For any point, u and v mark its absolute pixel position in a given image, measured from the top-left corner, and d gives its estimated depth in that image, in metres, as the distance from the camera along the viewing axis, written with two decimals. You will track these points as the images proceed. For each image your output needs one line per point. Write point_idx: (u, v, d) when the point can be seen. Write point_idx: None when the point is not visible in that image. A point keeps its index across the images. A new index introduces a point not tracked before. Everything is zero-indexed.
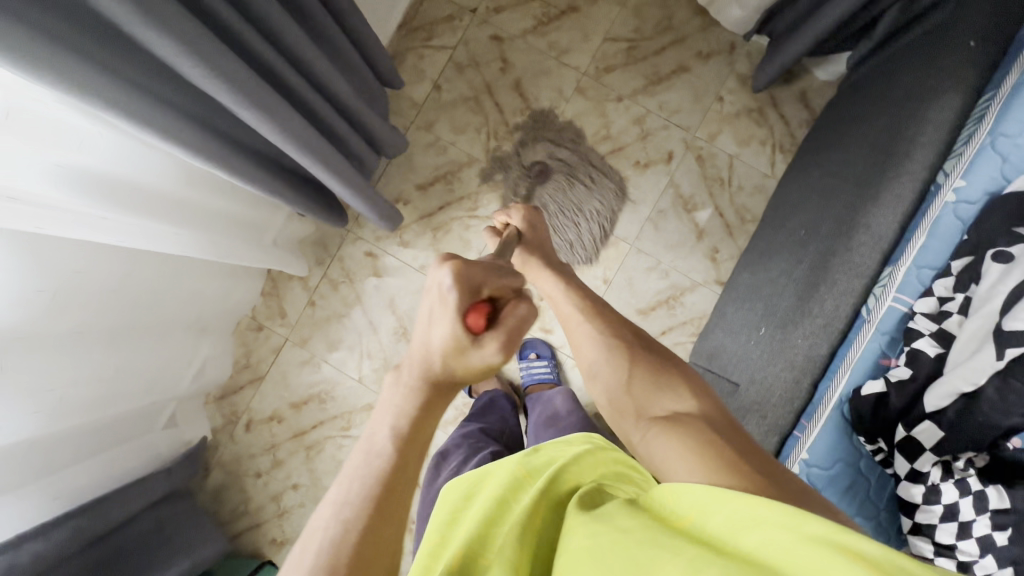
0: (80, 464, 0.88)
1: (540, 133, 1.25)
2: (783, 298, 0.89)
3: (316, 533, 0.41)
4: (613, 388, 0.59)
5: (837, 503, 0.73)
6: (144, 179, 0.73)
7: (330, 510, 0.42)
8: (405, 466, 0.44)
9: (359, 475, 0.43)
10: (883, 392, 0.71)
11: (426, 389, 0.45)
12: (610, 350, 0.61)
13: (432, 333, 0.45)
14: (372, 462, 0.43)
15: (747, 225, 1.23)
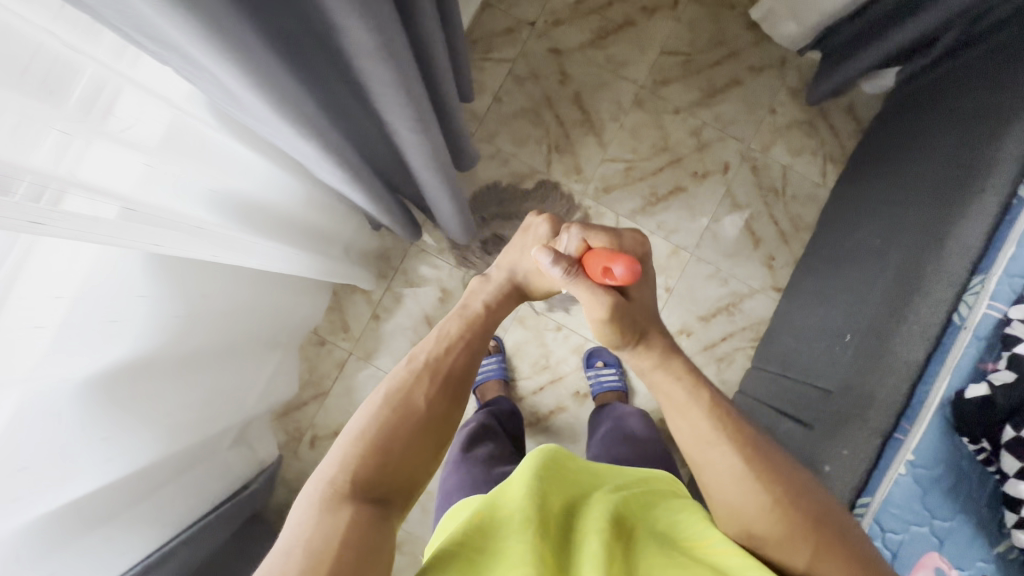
0: (176, 488, 0.86)
1: (600, 145, 1.28)
2: (865, 305, 0.93)
3: (389, 386, 0.66)
4: (720, 480, 0.61)
5: (942, 501, 0.78)
6: (270, 199, 0.75)
7: (393, 390, 0.66)
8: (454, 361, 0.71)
9: (423, 381, 0.67)
10: (989, 394, 0.76)
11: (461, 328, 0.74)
12: (727, 443, 0.62)
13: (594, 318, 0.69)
14: (435, 377, 0.68)
15: (801, 233, 1.27)
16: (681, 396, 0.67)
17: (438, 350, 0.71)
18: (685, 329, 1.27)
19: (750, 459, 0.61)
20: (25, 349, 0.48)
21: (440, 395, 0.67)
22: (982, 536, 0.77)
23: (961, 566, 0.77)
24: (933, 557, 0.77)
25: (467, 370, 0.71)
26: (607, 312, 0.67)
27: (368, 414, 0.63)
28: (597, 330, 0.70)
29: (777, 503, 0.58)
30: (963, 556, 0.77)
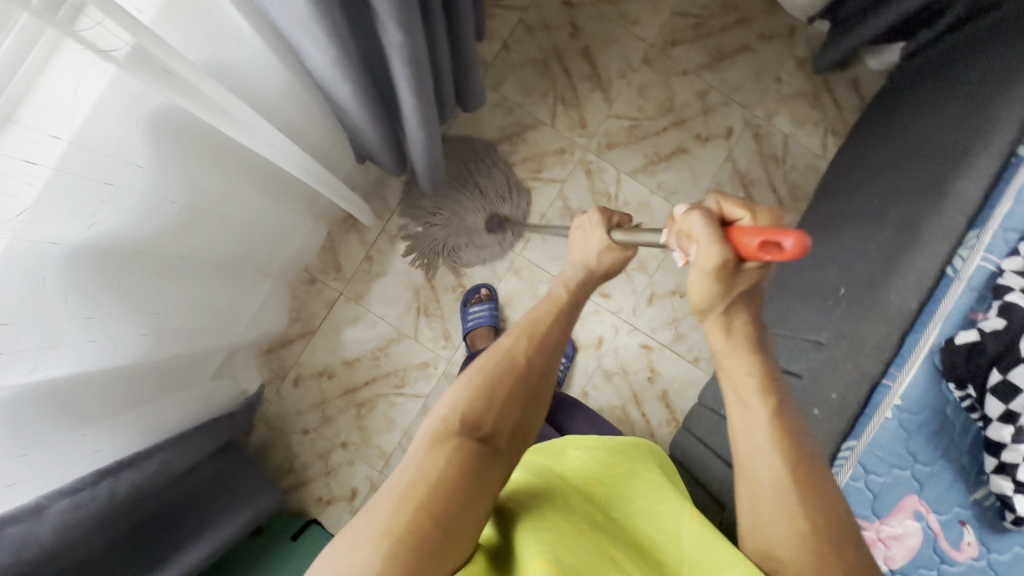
0: (152, 404, 0.82)
1: (606, 101, 1.28)
2: (859, 261, 0.94)
3: (493, 351, 0.66)
4: (756, 483, 0.57)
5: (926, 446, 0.79)
6: (270, 95, 0.73)
7: (493, 356, 0.65)
8: (566, 320, 0.72)
9: (513, 350, 0.66)
10: (977, 340, 0.77)
11: (578, 289, 0.74)
12: (778, 436, 0.57)
13: (698, 270, 0.53)
14: (523, 347, 0.66)
15: (798, 202, 1.29)
16: (742, 367, 0.60)
17: (538, 329, 0.69)
18: (678, 290, 1.28)
19: (779, 443, 0.57)
20: (16, 184, 0.46)
21: (534, 366, 0.66)
22: (960, 483, 0.79)
23: (939, 510, 0.79)
24: (913, 500, 0.79)
25: (554, 346, 0.69)
26: (716, 285, 0.54)
27: (473, 378, 0.63)
28: (702, 301, 0.57)
29: (776, 479, 0.56)
30: (941, 501, 0.79)
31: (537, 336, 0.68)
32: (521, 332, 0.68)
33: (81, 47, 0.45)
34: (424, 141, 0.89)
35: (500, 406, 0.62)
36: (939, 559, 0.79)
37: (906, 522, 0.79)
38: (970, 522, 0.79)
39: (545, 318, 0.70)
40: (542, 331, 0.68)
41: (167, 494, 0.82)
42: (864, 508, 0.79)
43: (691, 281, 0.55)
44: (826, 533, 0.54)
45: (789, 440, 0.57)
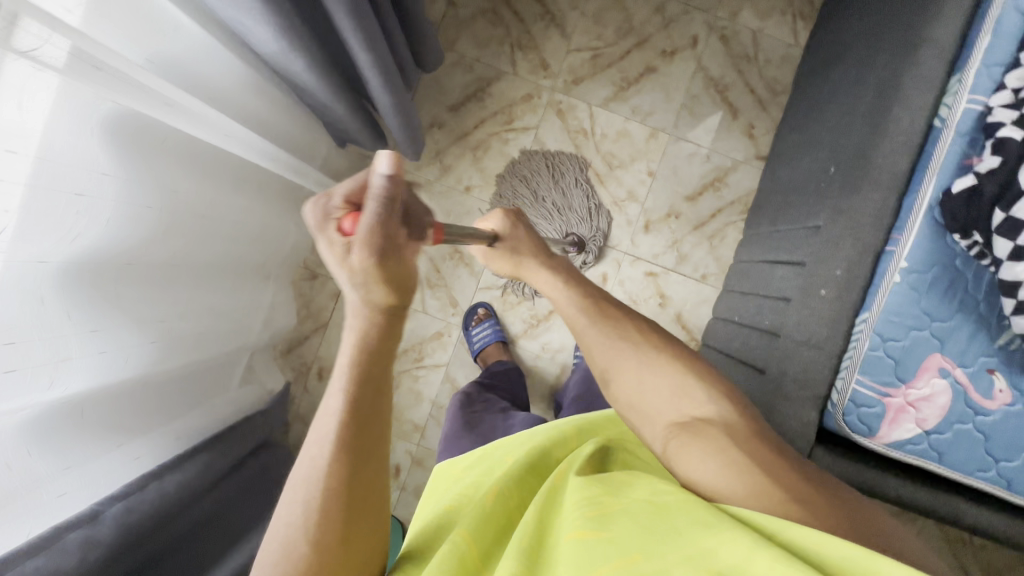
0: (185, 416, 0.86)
1: (563, 37, 1.25)
2: (845, 136, 0.91)
3: (309, 458, 0.49)
4: (632, 387, 0.69)
5: (940, 303, 0.78)
6: (225, 83, 0.73)
7: (314, 455, 0.49)
8: (367, 415, 0.50)
9: (331, 427, 0.48)
10: (975, 184, 0.74)
11: (377, 321, 0.49)
12: (618, 337, 0.72)
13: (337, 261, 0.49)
14: (341, 417, 0.49)
15: (778, 96, 1.25)
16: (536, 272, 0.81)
17: (348, 375, 0.49)
18: (673, 211, 1.26)
19: (604, 326, 0.73)
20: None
21: (369, 423, 0.50)
22: (983, 332, 0.78)
23: (965, 363, 0.78)
24: (936, 358, 0.78)
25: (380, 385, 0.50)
26: (370, 260, 0.46)
27: (301, 510, 0.48)
28: (369, 306, 0.48)
29: (598, 342, 0.72)
30: (965, 354, 0.78)
31: (348, 380, 0.49)
32: (357, 321, 0.49)
33: (24, 61, 0.45)
34: (398, 116, 0.90)
35: (342, 509, 0.49)
36: (973, 412, 0.78)
37: (932, 381, 0.78)
38: (999, 369, 0.78)
39: (354, 321, 0.49)
40: (365, 329, 0.49)
41: (216, 493, 0.87)
42: (887, 376, 0.79)
43: (346, 291, 0.49)
44: (662, 368, 0.69)
45: (633, 343, 0.72)
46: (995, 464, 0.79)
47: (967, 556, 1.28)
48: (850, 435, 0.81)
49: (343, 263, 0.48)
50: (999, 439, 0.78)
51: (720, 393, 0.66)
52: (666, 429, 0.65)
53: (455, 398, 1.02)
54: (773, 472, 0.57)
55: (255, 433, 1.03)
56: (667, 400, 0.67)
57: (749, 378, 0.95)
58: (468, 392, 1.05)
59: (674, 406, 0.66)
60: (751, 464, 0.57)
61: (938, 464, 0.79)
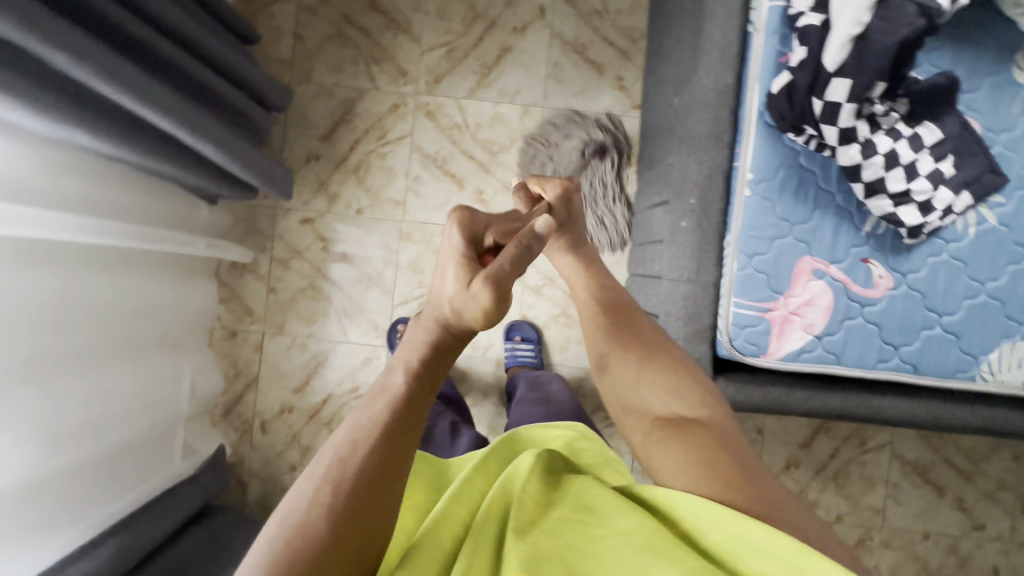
0: (90, 500, 0.88)
1: (414, 40, 1.25)
2: (678, 65, 0.90)
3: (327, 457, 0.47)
4: (625, 387, 0.65)
5: (796, 205, 0.76)
6: (33, 174, 0.73)
7: (339, 455, 0.47)
8: (411, 407, 0.49)
9: (363, 438, 0.47)
10: (791, 80, 0.72)
11: (433, 333, 0.51)
12: (618, 340, 0.67)
13: (449, 278, 0.52)
14: (377, 434, 0.47)
15: (639, 42, 1.24)
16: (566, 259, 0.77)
17: (399, 393, 0.49)
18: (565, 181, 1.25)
19: (600, 319, 0.70)
20: None
21: (398, 450, 0.48)
22: (847, 223, 0.76)
23: (837, 260, 0.76)
24: (807, 261, 0.76)
25: (418, 423, 0.49)
26: (488, 291, 0.49)
27: (295, 509, 0.44)
28: (455, 321, 0.51)
29: (602, 336, 0.68)
30: (836, 249, 0.76)
31: (393, 400, 0.49)
32: (433, 326, 0.52)
33: None
34: (221, 152, 0.93)
35: (342, 539, 0.44)
36: (859, 305, 0.76)
37: (809, 285, 0.76)
38: (874, 256, 0.76)
39: (426, 332, 0.51)
40: (433, 342, 0.51)
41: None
42: (762, 291, 0.77)
43: (446, 296, 0.51)
44: (659, 372, 0.65)
45: (630, 341, 0.67)
46: (895, 351, 0.77)
47: (946, 447, 1.25)
48: (743, 359, 0.79)
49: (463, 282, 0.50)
50: (892, 325, 0.76)
51: (717, 393, 0.64)
52: (649, 422, 0.62)
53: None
54: (748, 471, 0.56)
55: (182, 504, 1.04)
56: (660, 399, 0.63)
57: (648, 326, 0.94)
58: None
59: (670, 403, 0.62)
60: (736, 465, 0.56)
61: (839, 365, 0.77)
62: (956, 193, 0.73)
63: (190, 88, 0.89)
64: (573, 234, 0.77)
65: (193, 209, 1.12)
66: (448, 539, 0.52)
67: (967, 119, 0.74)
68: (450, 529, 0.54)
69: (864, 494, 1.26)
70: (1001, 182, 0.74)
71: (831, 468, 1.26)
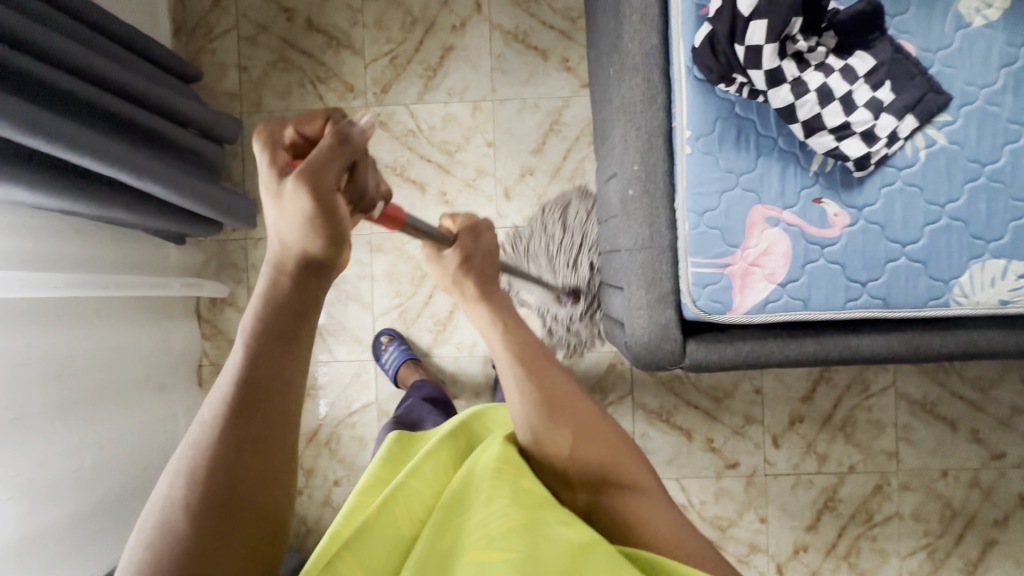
0: None
1: (356, 54, 1.25)
2: (607, 35, 0.89)
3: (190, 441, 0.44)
4: (556, 455, 0.62)
5: (738, 155, 0.75)
6: None
7: (192, 443, 0.43)
8: (264, 359, 0.45)
9: (214, 417, 0.44)
10: (712, 31, 0.71)
11: (279, 276, 0.47)
12: (551, 417, 0.62)
13: (263, 196, 0.46)
14: (227, 412, 0.44)
15: (578, 21, 1.24)
16: (490, 327, 0.67)
17: (246, 351, 0.45)
18: (526, 169, 1.25)
19: (524, 367, 0.64)
20: None
21: (260, 418, 0.44)
22: (793, 165, 0.75)
23: (789, 204, 0.75)
24: (759, 210, 0.75)
25: (277, 377, 0.45)
26: (304, 194, 0.43)
27: (161, 509, 0.41)
28: (285, 250, 0.46)
29: (534, 413, 0.62)
30: (785, 194, 0.75)
31: (239, 365, 0.45)
32: (270, 273, 0.47)
33: None
34: (179, 195, 0.94)
35: (217, 518, 0.41)
36: (818, 247, 0.75)
37: (765, 234, 0.75)
38: (825, 195, 0.75)
39: (261, 284, 0.47)
40: (271, 289, 0.47)
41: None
42: (718, 246, 0.76)
43: (272, 219, 0.46)
44: (587, 438, 0.61)
45: (562, 406, 0.62)
46: (863, 288, 0.75)
47: (953, 380, 1.22)
48: (710, 318, 0.77)
49: (279, 189, 0.45)
50: (855, 262, 0.75)
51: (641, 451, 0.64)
52: (591, 492, 0.61)
53: (386, 427, 0.96)
54: (674, 522, 0.58)
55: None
56: (596, 468, 0.61)
57: (615, 300, 0.93)
58: (395, 421, 0.98)
59: (603, 467, 0.61)
60: (670, 526, 0.57)
61: (807, 310, 0.76)
62: (899, 118, 0.71)
63: (138, 136, 0.92)
64: (483, 270, 0.71)
65: (161, 251, 1.13)
66: (401, 524, 0.50)
67: (900, 43, 0.73)
68: (403, 510, 0.51)
69: (874, 440, 1.23)
70: (944, 100, 0.72)
71: (837, 418, 1.23)
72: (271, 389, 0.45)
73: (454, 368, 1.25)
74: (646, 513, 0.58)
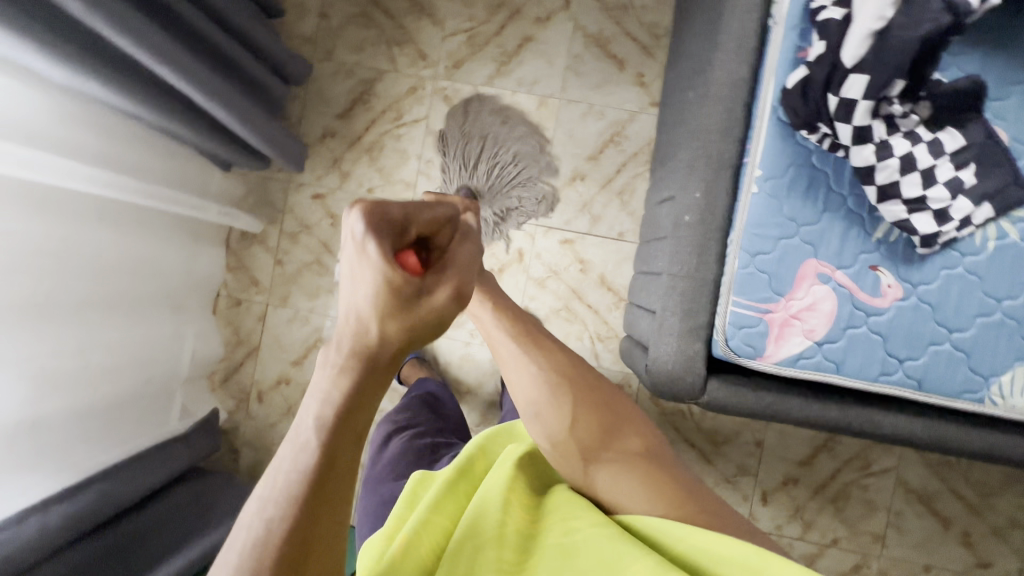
0: (77, 449, 0.88)
1: (436, 25, 1.25)
2: (695, 58, 0.88)
3: (246, 527, 0.38)
4: (556, 430, 0.61)
5: (804, 205, 0.74)
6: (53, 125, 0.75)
7: (254, 541, 0.37)
8: (339, 454, 0.38)
9: (283, 516, 0.37)
10: (807, 75, 0.70)
11: (358, 368, 0.37)
12: (552, 386, 0.62)
13: (366, 287, 0.36)
14: (296, 510, 0.37)
15: (662, 39, 1.22)
16: (487, 314, 0.67)
17: (317, 446, 0.38)
18: (576, 173, 1.24)
19: (522, 340, 0.65)
20: None
21: (329, 516, 0.39)
22: (857, 228, 0.73)
23: (844, 265, 0.73)
24: (812, 264, 0.74)
25: (347, 469, 0.39)
26: (456, 302, 0.40)
27: None
28: (379, 348, 0.37)
29: (535, 383, 0.62)
30: (843, 254, 0.74)
31: (315, 456, 0.38)
32: (332, 374, 0.37)
33: None
34: (241, 123, 0.94)
35: None
36: (864, 314, 0.73)
37: (813, 288, 0.74)
38: (883, 264, 0.73)
39: (331, 381, 0.38)
40: (351, 386, 0.37)
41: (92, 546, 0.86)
42: (763, 291, 0.74)
43: (371, 310, 0.36)
44: (588, 406, 0.62)
45: (564, 377, 0.63)
46: (899, 365, 0.74)
47: (956, 478, 1.19)
48: (739, 360, 0.76)
49: (415, 292, 0.37)
50: (898, 337, 0.73)
51: (649, 428, 0.65)
52: (595, 465, 0.60)
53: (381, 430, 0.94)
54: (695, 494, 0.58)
55: (168, 463, 1.05)
56: (597, 436, 0.61)
57: (645, 321, 0.92)
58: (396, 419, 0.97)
59: (609, 441, 0.61)
60: (681, 488, 0.58)
61: (839, 374, 0.74)
62: (976, 204, 0.69)
63: (214, 58, 0.92)
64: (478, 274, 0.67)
65: (208, 175, 1.14)
66: (424, 546, 0.50)
67: (994, 128, 0.71)
68: (424, 541, 0.51)
69: (863, 519, 1.21)
70: None
71: (831, 489, 1.21)
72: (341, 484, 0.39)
73: (462, 354, 1.25)
74: (657, 475, 0.59)
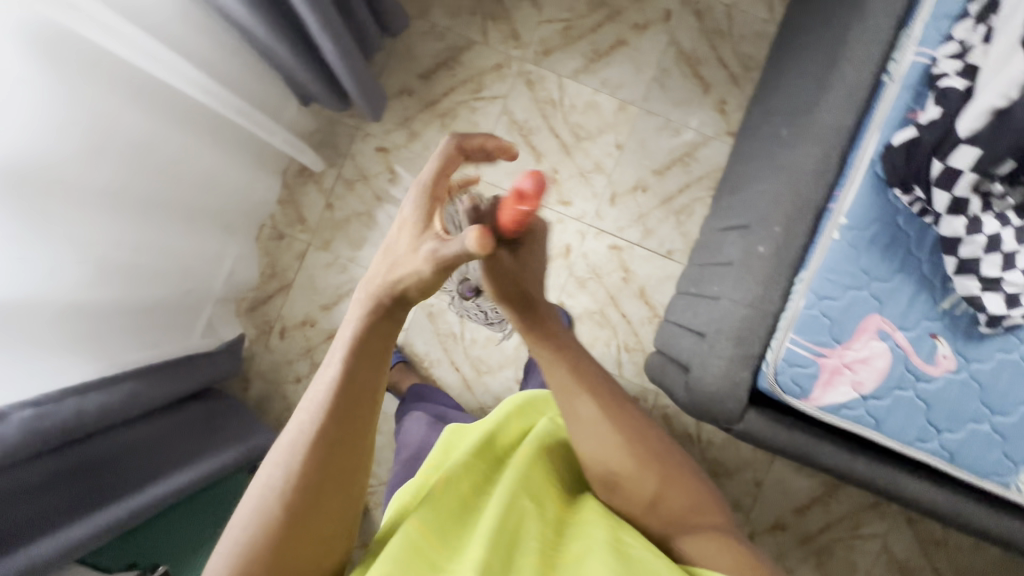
0: (110, 342, 0.89)
1: (535, 9, 1.26)
2: (797, 96, 0.89)
3: (282, 437, 0.49)
4: (639, 499, 0.60)
5: (880, 262, 0.75)
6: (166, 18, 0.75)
7: (287, 447, 0.48)
8: (358, 377, 0.49)
9: (310, 422, 0.48)
10: (916, 136, 0.72)
11: (376, 309, 0.50)
12: (638, 462, 0.59)
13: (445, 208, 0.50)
14: (322, 421, 0.48)
15: (752, 72, 1.23)
16: (561, 372, 0.59)
17: (342, 366, 0.49)
18: (639, 183, 1.25)
19: (606, 409, 0.60)
20: None
21: (348, 429, 0.49)
22: (926, 294, 0.75)
23: (906, 327, 0.75)
24: (875, 319, 0.75)
25: (365, 392, 0.50)
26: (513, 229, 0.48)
27: (255, 499, 0.47)
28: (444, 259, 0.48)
29: (620, 456, 0.59)
30: (906, 317, 0.75)
31: (337, 382, 0.48)
32: (361, 314, 0.50)
33: None
34: (343, 63, 0.94)
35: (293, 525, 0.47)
36: (914, 378, 0.75)
37: (870, 343, 0.75)
38: (942, 334, 0.74)
39: (357, 321, 0.50)
40: (369, 321, 0.50)
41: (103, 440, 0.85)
42: (823, 335, 0.76)
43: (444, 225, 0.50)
44: (673, 481, 0.60)
45: (648, 451, 0.60)
46: (937, 435, 0.75)
47: (940, 558, 1.22)
48: (783, 397, 0.78)
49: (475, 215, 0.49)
50: (941, 408, 0.75)
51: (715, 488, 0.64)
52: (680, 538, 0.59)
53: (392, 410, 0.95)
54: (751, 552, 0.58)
55: (190, 376, 1.05)
56: (683, 510, 0.60)
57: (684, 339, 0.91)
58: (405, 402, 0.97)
59: (694, 516, 0.60)
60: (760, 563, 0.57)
61: (876, 431, 0.76)
62: None
63: None
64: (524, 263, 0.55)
65: (285, 104, 1.14)
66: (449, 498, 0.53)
67: None
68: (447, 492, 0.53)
69: None
70: None
71: (817, 542, 1.23)
72: (363, 400, 0.50)
73: (487, 335, 1.25)
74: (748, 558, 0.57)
